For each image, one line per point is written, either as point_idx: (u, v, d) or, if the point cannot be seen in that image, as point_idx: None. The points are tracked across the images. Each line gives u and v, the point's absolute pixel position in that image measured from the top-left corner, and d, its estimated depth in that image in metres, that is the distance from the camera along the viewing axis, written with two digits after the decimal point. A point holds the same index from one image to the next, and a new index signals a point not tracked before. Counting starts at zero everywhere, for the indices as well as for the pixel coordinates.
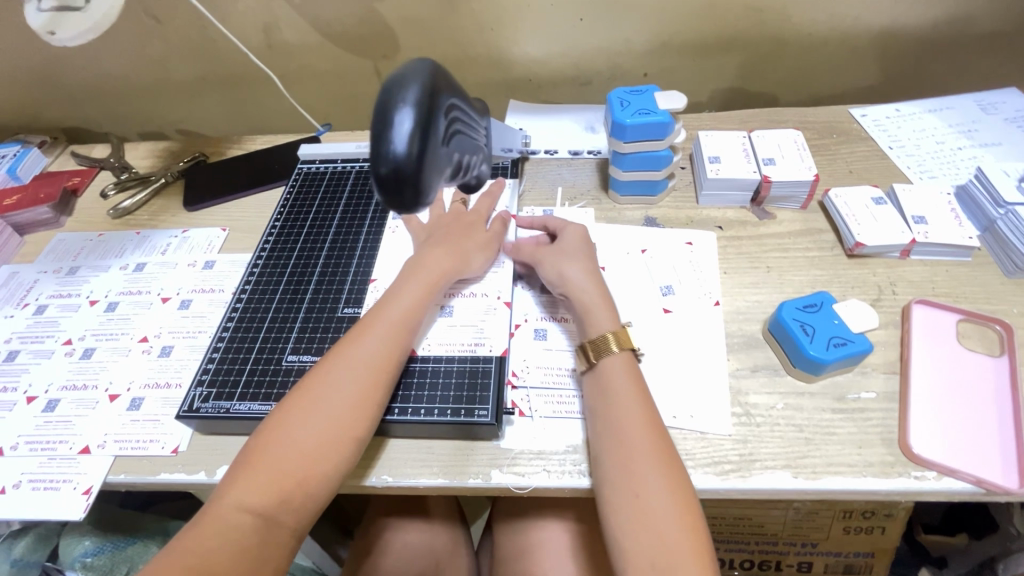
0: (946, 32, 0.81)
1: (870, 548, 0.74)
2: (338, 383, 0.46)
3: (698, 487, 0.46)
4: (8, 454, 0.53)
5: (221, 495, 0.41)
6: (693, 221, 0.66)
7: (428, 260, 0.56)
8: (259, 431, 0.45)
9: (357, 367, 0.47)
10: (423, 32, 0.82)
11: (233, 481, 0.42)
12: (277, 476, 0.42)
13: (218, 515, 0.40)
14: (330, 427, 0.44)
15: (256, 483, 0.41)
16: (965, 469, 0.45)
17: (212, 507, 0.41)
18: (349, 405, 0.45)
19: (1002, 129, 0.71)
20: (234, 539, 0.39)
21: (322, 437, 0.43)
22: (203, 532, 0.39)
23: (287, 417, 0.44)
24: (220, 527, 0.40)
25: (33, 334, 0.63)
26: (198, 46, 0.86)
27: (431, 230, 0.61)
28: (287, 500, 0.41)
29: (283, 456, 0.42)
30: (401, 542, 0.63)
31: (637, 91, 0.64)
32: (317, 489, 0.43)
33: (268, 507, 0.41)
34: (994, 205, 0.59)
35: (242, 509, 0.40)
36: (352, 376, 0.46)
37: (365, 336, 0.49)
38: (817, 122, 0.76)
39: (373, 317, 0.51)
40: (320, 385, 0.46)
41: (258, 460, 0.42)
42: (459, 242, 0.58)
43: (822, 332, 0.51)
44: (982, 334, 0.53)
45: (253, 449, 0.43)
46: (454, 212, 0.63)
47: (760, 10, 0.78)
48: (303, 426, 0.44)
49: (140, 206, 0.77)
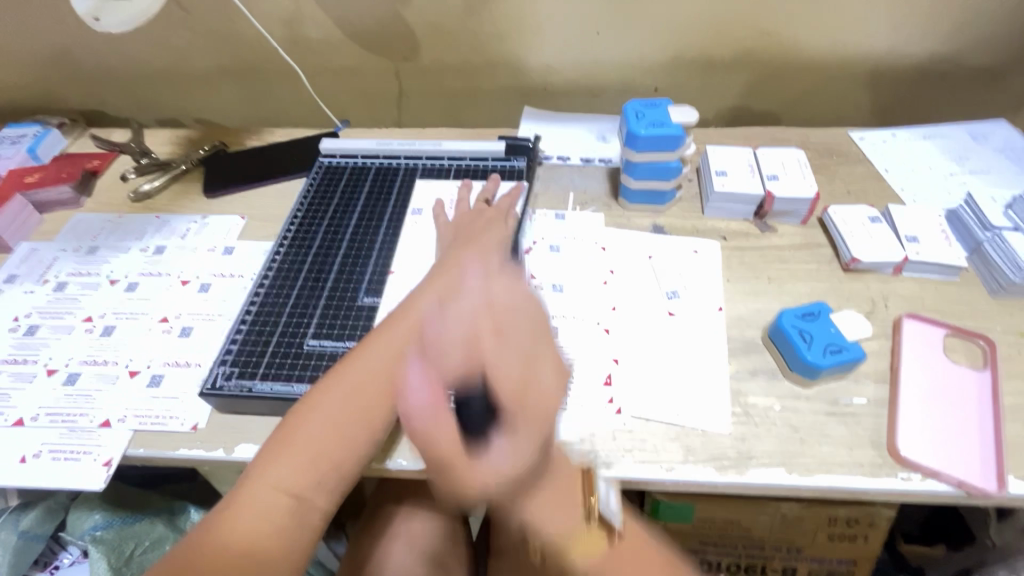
0: (943, 64, 0.86)
1: (853, 555, 0.75)
2: (370, 371, 0.48)
3: (699, 480, 0.49)
4: (28, 424, 0.54)
5: (256, 476, 0.43)
6: (698, 231, 0.69)
7: (454, 260, 0.59)
8: (292, 415, 0.47)
9: (387, 358, 0.49)
10: (444, 36, 0.85)
11: (268, 461, 0.44)
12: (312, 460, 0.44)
13: (255, 496, 0.42)
14: (362, 413, 0.47)
15: (293, 464, 0.44)
16: (948, 472, 0.48)
17: (247, 486, 0.43)
18: (379, 393, 0.48)
19: (992, 157, 0.76)
20: (273, 518, 0.41)
21: (355, 423, 0.46)
22: (239, 513, 0.41)
23: (320, 401, 0.47)
24: (258, 507, 0.41)
25: (53, 310, 0.64)
26: (225, 37, 0.88)
27: (456, 229, 0.63)
28: (320, 481, 0.44)
29: (319, 439, 0.45)
30: (405, 529, 0.65)
31: (652, 104, 0.68)
32: (347, 471, 0.46)
33: (303, 489, 0.43)
34: (982, 229, 0.64)
35: (279, 488, 0.43)
36: (382, 366, 0.49)
37: (393, 329, 0.51)
38: (818, 143, 0.80)
39: (401, 311, 0.53)
40: (350, 372, 0.49)
41: (293, 442, 0.45)
42: (482, 241, 0.61)
43: (818, 339, 0.54)
44: (967, 348, 0.57)
45: (288, 430, 0.46)
46: (478, 210, 0.66)
47: (767, 34, 0.82)
48: (335, 411, 0.46)
49: (159, 190, 0.79)
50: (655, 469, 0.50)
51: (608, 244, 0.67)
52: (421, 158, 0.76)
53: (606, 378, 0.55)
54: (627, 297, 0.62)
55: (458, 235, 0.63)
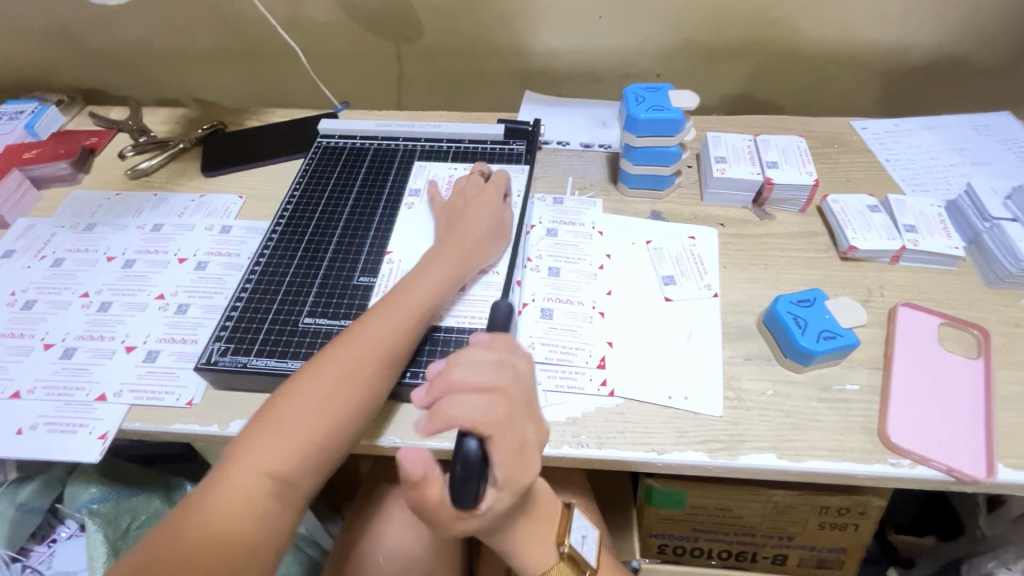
0: (949, 55, 0.85)
1: (843, 544, 0.76)
2: (358, 355, 0.48)
3: (689, 462, 0.49)
4: (24, 397, 0.55)
5: (237, 458, 0.42)
6: (697, 217, 0.69)
7: (448, 245, 0.58)
8: (275, 398, 0.46)
9: (375, 343, 0.49)
10: (446, 18, 0.84)
11: (251, 443, 0.43)
12: (296, 442, 0.43)
13: (236, 479, 0.41)
14: (349, 395, 0.47)
15: (277, 445, 0.43)
16: (938, 458, 0.49)
17: (227, 470, 0.41)
18: (367, 377, 0.48)
19: (994, 149, 0.75)
20: (253, 502, 0.40)
21: (341, 406, 0.46)
22: (220, 496, 0.40)
23: (305, 383, 0.46)
24: (240, 489, 0.40)
25: (50, 286, 0.64)
26: (225, 15, 0.88)
27: (449, 217, 0.62)
28: (304, 463, 0.43)
29: (301, 423, 0.44)
30: (400, 509, 0.65)
31: (652, 88, 0.67)
32: (331, 453, 0.45)
33: (287, 471, 0.42)
34: (980, 219, 0.63)
35: (263, 470, 0.42)
36: (370, 350, 0.49)
37: (384, 314, 0.51)
38: (820, 132, 0.80)
39: (393, 297, 0.53)
40: (339, 355, 0.48)
41: (278, 423, 0.44)
42: (477, 231, 0.59)
43: (813, 326, 0.54)
44: (961, 337, 0.57)
45: (272, 411, 0.45)
46: (471, 185, 0.64)
47: (772, 20, 0.82)
48: (322, 392, 0.46)
49: (157, 168, 0.79)
50: (646, 451, 0.50)
51: (605, 228, 0.67)
52: (420, 140, 0.76)
53: (600, 360, 0.55)
54: (623, 282, 0.62)
55: (451, 219, 0.62)
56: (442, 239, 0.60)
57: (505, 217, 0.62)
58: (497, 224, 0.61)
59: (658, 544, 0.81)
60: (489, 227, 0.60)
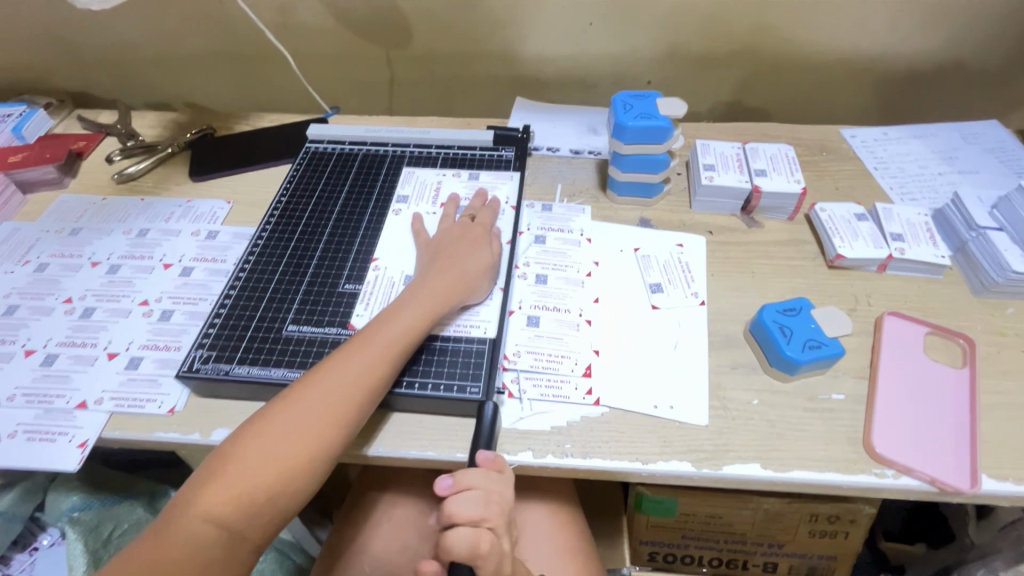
0: (937, 64, 0.85)
1: (833, 551, 0.75)
2: (322, 400, 0.45)
3: (674, 473, 0.49)
4: (4, 404, 0.54)
5: (187, 501, 0.40)
6: (685, 225, 0.69)
7: (430, 281, 0.55)
8: (236, 436, 0.43)
9: (342, 387, 0.46)
10: (437, 24, 0.84)
11: (200, 489, 0.41)
12: (247, 490, 0.41)
13: (183, 523, 0.39)
14: (309, 445, 0.44)
15: (225, 494, 0.40)
16: (922, 469, 0.48)
17: (177, 513, 0.40)
18: (331, 424, 0.45)
19: (981, 158, 0.75)
20: (198, 550, 0.39)
21: (300, 456, 0.43)
22: (166, 541, 0.38)
23: (264, 428, 0.43)
24: (184, 539, 0.39)
25: (33, 291, 0.64)
26: (215, 19, 0.87)
27: (437, 246, 0.60)
28: (253, 515, 0.41)
29: (258, 467, 0.42)
30: (388, 517, 0.65)
31: (640, 96, 0.67)
32: (284, 504, 0.42)
33: (234, 522, 0.40)
34: (967, 228, 0.63)
35: (209, 519, 0.40)
36: (337, 394, 0.46)
37: (356, 354, 0.48)
38: (809, 139, 0.80)
39: (368, 335, 0.50)
40: (303, 399, 0.45)
41: (230, 470, 0.41)
42: (463, 262, 0.57)
43: (798, 335, 0.54)
44: (947, 347, 0.57)
45: (224, 457, 0.42)
46: (462, 224, 0.62)
47: (761, 28, 0.82)
48: (280, 439, 0.43)
49: (144, 173, 0.78)
50: (631, 461, 0.50)
51: (593, 236, 0.67)
52: (409, 146, 0.76)
53: (586, 369, 0.55)
54: (610, 290, 0.62)
55: (435, 255, 0.59)
56: (428, 270, 0.57)
57: (491, 258, 0.59)
58: (484, 266, 0.58)
59: (648, 551, 0.81)
60: (474, 267, 0.57)
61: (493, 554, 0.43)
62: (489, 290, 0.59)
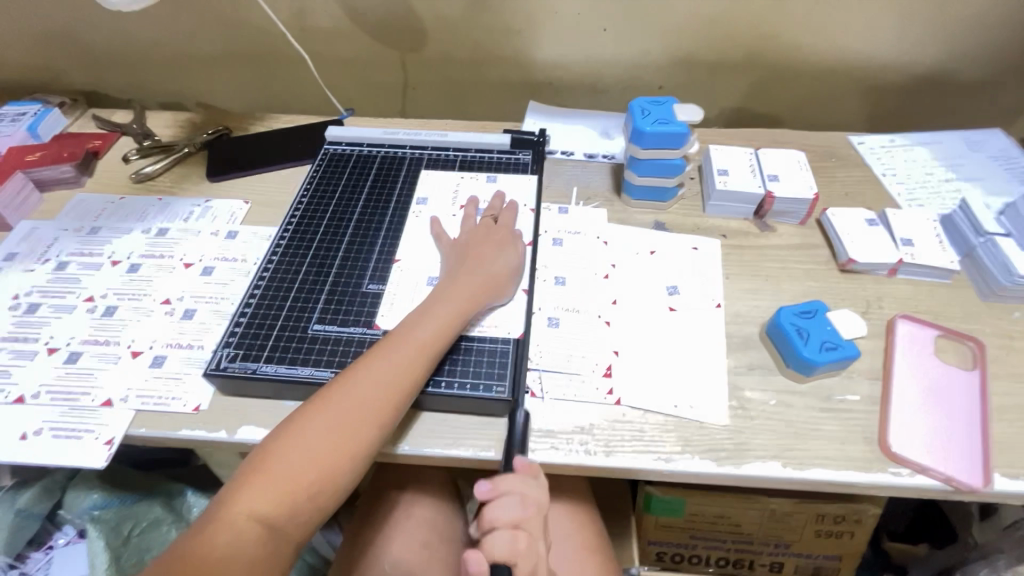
0: (942, 73, 0.87)
1: (839, 551, 0.76)
2: (359, 400, 0.46)
3: (694, 470, 0.50)
4: (29, 402, 0.54)
5: (231, 499, 0.41)
6: (699, 228, 0.70)
7: (458, 283, 0.56)
8: (275, 435, 0.44)
9: (379, 387, 0.47)
10: (452, 27, 0.85)
11: (242, 486, 0.41)
12: (290, 488, 0.42)
13: (228, 521, 0.40)
14: (348, 443, 0.44)
15: (268, 490, 0.41)
16: (936, 468, 0.50)
17: (221, 510, 0.40)
18: (368, 424, 0.45)
19: (986, 165, 0.77)
20: (244, 546, 0.39)
21: (340, 453, 0.44)
22: (214, 538, 0.39)
23: (302, 427, 0.44)
24: (229, 535, 0.39)
25: (54, 290, 0.64)
26: (231, 21, 0.88)
27: (460, 247, 0.61)
28: (295, 511, 0.42)
29: (299, 465, 0.43)
30: (406, 515, 0.66)
31: (657, 101, 0.69)
32: (323, 501, 0.43)
33: (276, 518, 0.41)
34: (975, 233, 0.65)
35: (253, 516, 0.40)
36: (373, 394, 0.46)
37: (389, 353, 0.49)
38: (818, 146, 0.81)
39: (400, 335, 0.51)
40: (339, 398, 0.46)
41: (271, 469, 0.42)
42: (486, 264, 0.58)
43: (815, 337, 0.55)
44: (957, 349, 0.59)
45: (265, 456, 0.43)
46: (483, 225, 0.63)
47: (771, 37, 0.83)
48: (319, 439, 0.44)
49: (161, 173, 0.78)
50: (652, 459, 0.51)
51: (610, 239, 0.68)
52: (427, 148, 0.77)
53: (606, 369, 0.56)
54: (629, 292, 0.63)
55: (458, 256, 0.60)
56: (454, 271, 0.57)
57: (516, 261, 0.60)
58: (510, 268, 0.59)
59: (655, 552, 0.81)
60: (499, 269, 0.58)
61: (530, 555, 0.44)
62: (512, 292, 0.59)
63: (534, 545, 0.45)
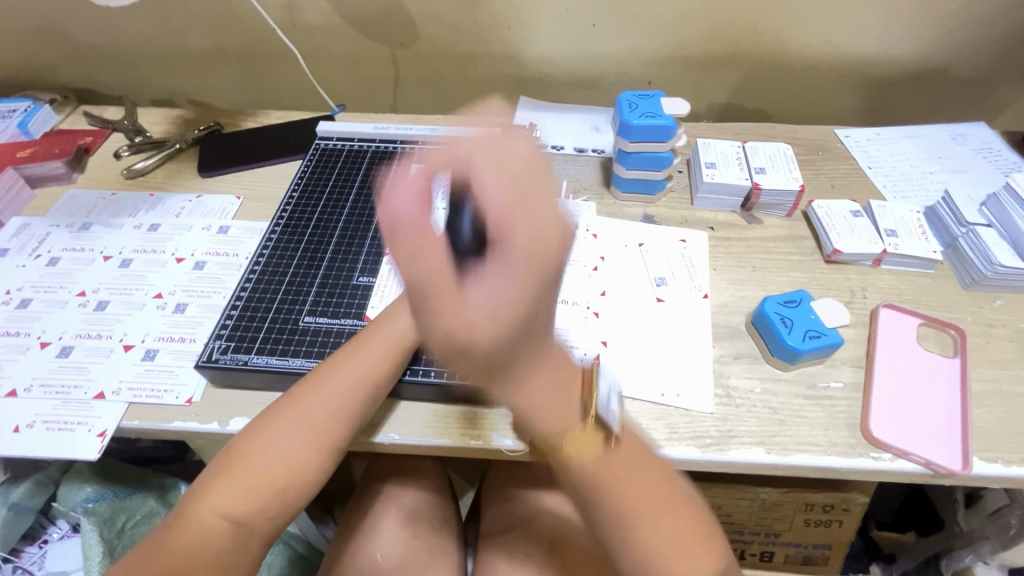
0: (927, 67, 0.88)
1: (827, 540, 0.77)
2: (327, 402, 0.47)
3: (681, 457, 0.51)
4: (21, 395, 0.55)
5: (197, 497, 0.42)
6: (687, 221, 0.71)
7: None
8: (242, 434, 0.45)
9: (348, 387, 0.48)
10: (442, 23, 0.86)
11: (209, 486, 0.42)
12: (256, 487, 0.42)
13: (194, 519, 0.41)
14: (318, 440, 0.45)
15: (235, 489, 0.42)
16: (916, 452, 0.51)
17: (188, 508, 0.41)
18: (340, 423, 0.46)
19: (970, 158, 0.78)
20: (211, 544, 0.40)
21: (309, 451, 0.45)
22: (180, 533, 0.40)
23: (271, 427, 0.45)
24: (196, 531, 0.40)
25: (46, 285, 0.64)
26: (222, 18, 0.88)
27: None
28: (264, 508, 0.43)
29: (264, 466, 0.43)
30: (398, 505, 0.66)
31: (645, 95, 0.69)
32: (293, 497, 0.44)
33: (246, 516, 0.42)
34: (957, 224, 0.66)
35: (219, 513, 0.41)
36: (344, 394, 0.47)
37: (358, 354, 0.50)
38: (806, 139, 0.82)
39: (369, 336, 0.51)
40: (309, 398, 0.46)
41: (238, 468, 0.43)
42: None
43: (799, 325, 0.56)
44: (939, 337, 0.60)
45: (234, 454, 0.44)
46: None
47: (759, 31, 0.84)
48: (286, 439, 0.44)
49: (153, 168, 0.79)
50: None
51: (599, 231, 0.69)
52: (417, 143, 0.77)
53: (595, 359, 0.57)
54: (616, 283, 0.64)
55: None
56: None
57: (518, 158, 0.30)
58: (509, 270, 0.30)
59: None
60: None
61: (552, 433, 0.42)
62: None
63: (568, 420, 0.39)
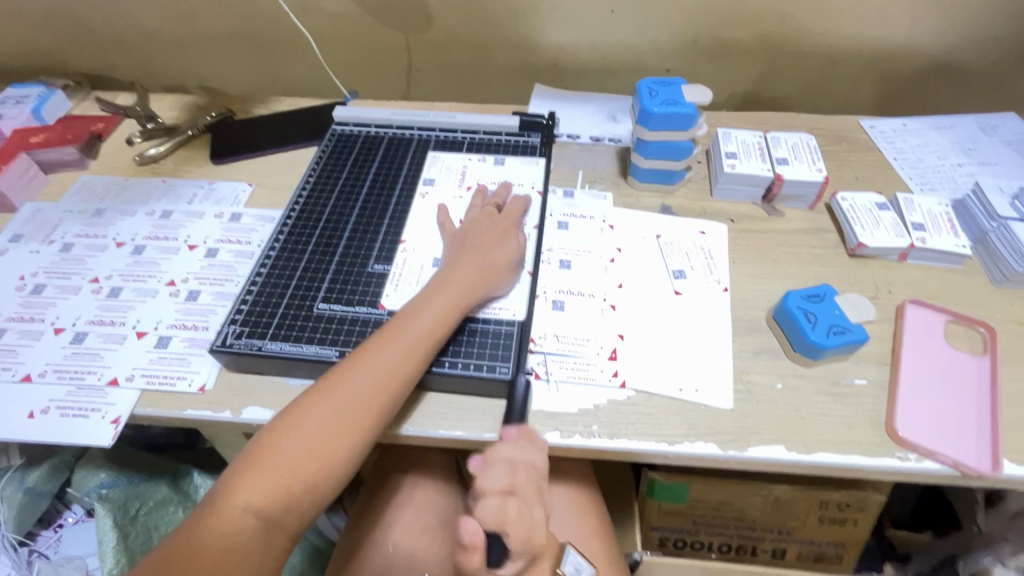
0: (957, 56, 0.85)
1: (842, 539, 0.76)
2: (355, 395, 0.46)
3: (700, 453, 0.50)
4: (36, 380, 0.55)
5: (226, 491, 0.41)
6: (706, 213, 0.69)
7: (456, 272, 0.55)
8: (270, 427, 0.44)
9: (375, 380, 0.47)
10: (457, 8, 0.84)
11: (237, 481, 0.41)
12: (284, 482, 0.42)
13: (222, 513, 0.40)
14: (345, 434, 0.44)
15: (262, 484, 0.41)
16: (943, 453, 0.49)
17: (217, 502, 0.41)
18: (366, 415, 0.45)
19: (1000, 150, 0.76)
20: (240, 539, 0.40)
21: (336, 446, 0.44)
22: (209, 529, 0.40)
23: (299, 421, 0.44)
24: (225, 527, 0.40)
25: (59, 271, 0.64)
26: (235, 3, 0.87)
27: (463, 232, 0.60)
28: (292, 504, 0.42)
29: (292, 461, 0.42)
30: (410, 497, 0.66)
31: (664, 82, 0.67)
32: (321, 492, 0.43)
33: (274, 511, 0.41)
34: (988, 218, 0.64)
35: (247, 509, 0.40)
36: (369, 386, 0.46)
37: (385, 346, 0.49)
38: (829, 130, 0.80)
39: (394, 327, 0.50)
40: (335, 392, 0.46)
41: (265, 462, 0.42)
42: (489, 252, 0.57)
43: (822, 321, 0.55)
44: (967, 335, 0.58)
45: (260, 448, 0.43)
46: (486, 212, 0.62)
47: (783, 17, 0.82)
48: (314, 433, 0.44)
49: (165, 155, 0.78)
50: (656, 442, 0.50)
51: (616, 222, 0.67)
52: (433, 130, 0.76)
53: (611, 352, 0.56)
54: (634, 274, 0.62)
55: (462, 241, 0.59)
56: (455, 259, 0.57)
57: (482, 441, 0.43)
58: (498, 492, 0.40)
59: (658, 537, 0.81)
60: (500, 257, 0.58)
61: (524, 521, 0.39)
62: (515, 278, 0.59)
63: (529, 510, 0.40)
